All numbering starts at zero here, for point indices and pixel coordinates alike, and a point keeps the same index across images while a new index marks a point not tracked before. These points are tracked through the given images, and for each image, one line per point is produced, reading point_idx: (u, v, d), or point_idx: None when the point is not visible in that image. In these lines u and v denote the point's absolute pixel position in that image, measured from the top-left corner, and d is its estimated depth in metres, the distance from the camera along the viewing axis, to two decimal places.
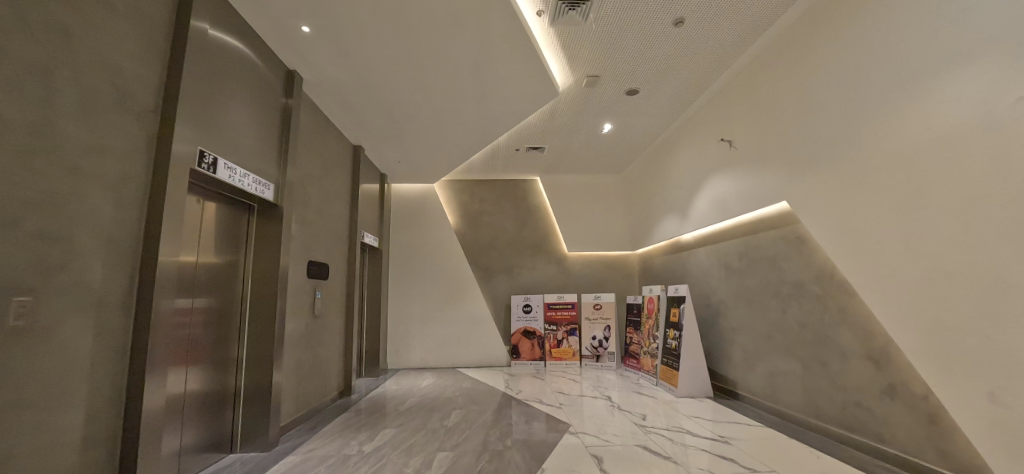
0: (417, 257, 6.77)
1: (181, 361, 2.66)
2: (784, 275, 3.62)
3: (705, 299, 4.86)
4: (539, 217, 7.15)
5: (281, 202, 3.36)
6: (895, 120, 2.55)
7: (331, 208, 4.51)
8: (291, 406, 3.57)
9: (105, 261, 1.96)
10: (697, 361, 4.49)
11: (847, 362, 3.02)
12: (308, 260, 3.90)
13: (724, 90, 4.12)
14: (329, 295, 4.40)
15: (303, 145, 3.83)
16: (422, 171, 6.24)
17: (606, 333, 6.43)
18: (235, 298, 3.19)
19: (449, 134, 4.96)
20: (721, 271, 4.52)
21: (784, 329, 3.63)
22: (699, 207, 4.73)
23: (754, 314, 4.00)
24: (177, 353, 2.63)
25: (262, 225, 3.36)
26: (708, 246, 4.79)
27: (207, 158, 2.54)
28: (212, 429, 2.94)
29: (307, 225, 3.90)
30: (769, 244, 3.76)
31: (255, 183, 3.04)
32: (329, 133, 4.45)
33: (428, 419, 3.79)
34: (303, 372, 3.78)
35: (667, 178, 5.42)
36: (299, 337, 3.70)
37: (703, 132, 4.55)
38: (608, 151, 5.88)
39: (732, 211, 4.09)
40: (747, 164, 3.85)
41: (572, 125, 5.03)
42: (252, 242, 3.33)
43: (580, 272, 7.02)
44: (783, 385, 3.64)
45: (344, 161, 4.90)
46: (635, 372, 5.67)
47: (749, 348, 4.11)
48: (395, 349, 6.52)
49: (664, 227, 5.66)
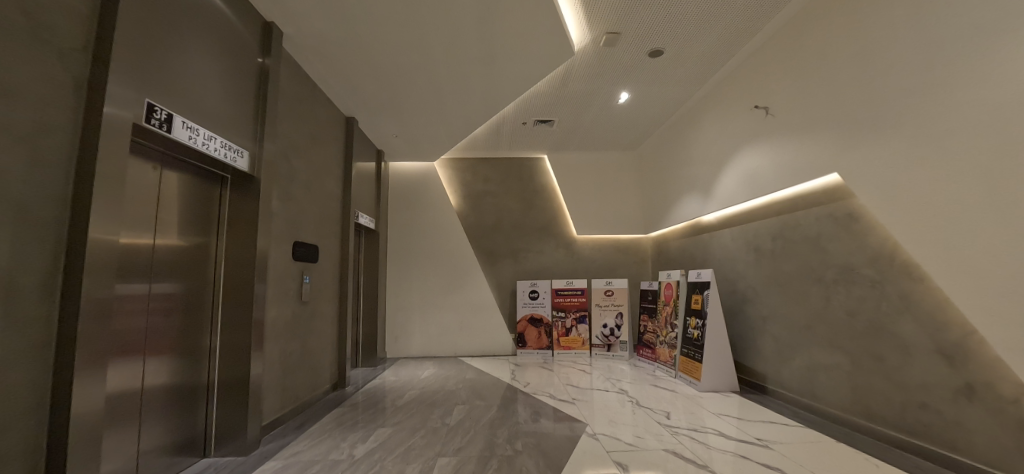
0: (417, 241, 6.39)
1: (135, 352, 2.29)
2: (828, 258, 3.21)
3: (729, 286, 4.45)
4: (546, 198, 6.69)
5: (258, 173, 2.95)
6: (994, 68, 2.11)
7: (321, 185, 4.09)
8: (278, 402, 3.22)
9: (15, 232, 1.55)
10: (722, 352, 4.10)
11: (909, 356, 2.63)
12: (294, 241, 3.50)
13: (762, 50, 3.65)
14: (318, 280, 4.00)
15: (285, 110, 3.38)
16: (421, 146, 5.78)
17: (618, 321, 5.99)
18: (207, 281, 2.80)
19: (450, 103, 4.50)
20: (751, 255, 4.10)
21: (825, 318, 3.23)
22: (725, 184, 4.28)
23: (790, 301, 3.59)
24: (128, 343, 2.25)
25: (236, 199, 2.94)
26: (734, 228, 4.36)
27: (159, 114, 2.12)
28: (180, 429, 2.60)
29: (292, 202, 3.48)
30: (812, 224, 3.34)
31: (223, 149, 2.62)
32: (317, 101, 4.00)
33: (429, 416, 3.43)
34: (289, 365, 3.42)
35: (689, 153, 4.95)
36: (284, 327, 3.33)
37: (733, 100, 4.07)
38: (623, 123, 5.39)
39: (766, 187, 3.65)
40: (788, 132, 3.39)
41: (587, 92, 4.55)
42: (225, 219, 2.92)
43: (589, 256, 6.59)
44: (822, 381, 3.27)
45: (334, 133, 4.45)
46: (650, 363, 5.30)
47: (780, 338, 3.72)
48: (394, 337, 6.18)
49: (683, 207, 5.22)
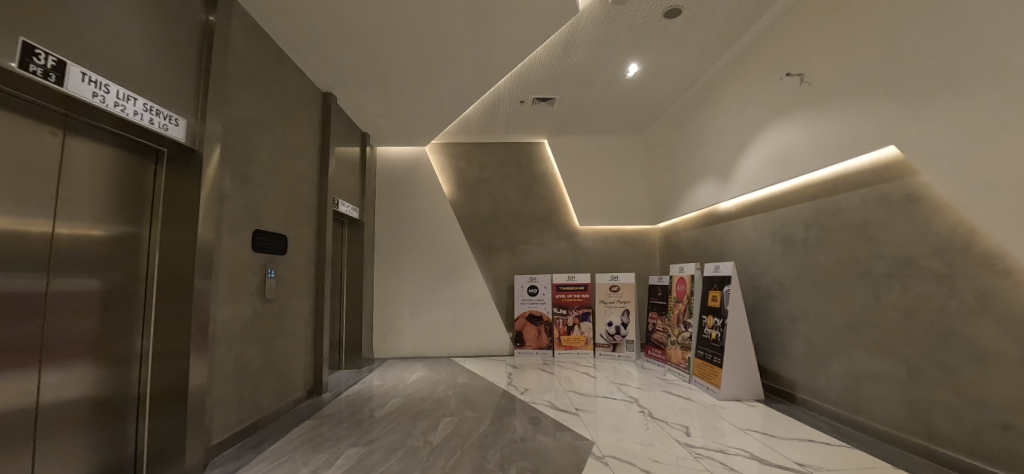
0: (407, 232, 5.92)
1: (17, 360, 1.83)
2: (878, 248, 2.74)
3: (751, 281, 3.98)
4: (546, 186, 6.19)
5: (202, 147, 2.47)
6: None
7: (290, 167, 3.60)
8: (233, 417, 2.76)
9: None
10: (745, 356, 3.62)
11: (986, 367, 2.19)
12: (254, 229, 3.01)
13: (798, 7, 3.14)
14: (288, 275, 3.52)
15: (241, 76, 2.89)
16: (410, 127, 5.29)
17: (624, 319, 5.51)
18: (138, 273, 2.34)
19: (438, 74, 4.02)
20: (777, 246, 3.62)
21: (874, 318, 2.77)
22: (748, 165, 3.80)
23: (826, 297, 3.12)
24: (5, 351, 1.78)
25: (175, 177, 2.46)
26: (757, 216, 3.87)
27: (40, 60, 1.68)
28: (101, 449, 2.16)
29: (252, 184, 3.00)
30: (858, 208, 2.86)
31: (146, 112, 2.14)
32: (285, 71, 3.51)
33: (410, 432, 2.97)
34: (250, 373, 2.96)
35: (705, 133, 4.45)
36: (242, 329, 2.86)
37: (759, 70, 3.57)
38: (631, 102, 4.89)
39: (800, 167, 3.17)
40: (829, 101, 2.90)
41: (591, 63, 4.05)
42: (160, 200, 2.45)
43: (593, 248, 6.12)
44: (869, 392, 2.81)
45: (307, 109, 3.95)
46: (660, 365, 4.83)
47: (814, 340, 3.25)
48: (382, 336, 5.73)
49: (697, 193, 4.73)
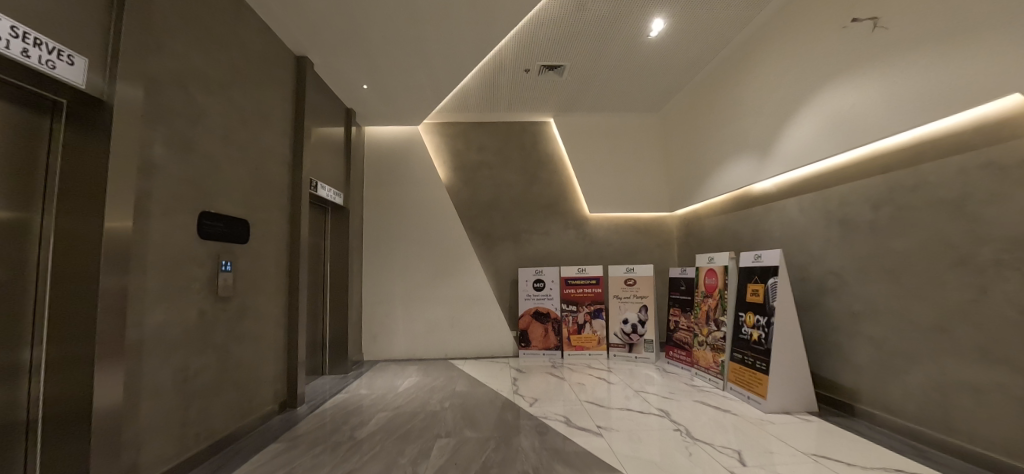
0: (398, 221, 5.33)
1: None
2: (983, 231, 2.17)
3: (797, 272, 3.40)
4: (552, 169, 5.60)
5: (111, 98, 1.89)
6: None
7: (253, 139, 3.00)
8: (173, 446, 2.20)
9: None
10: (795, 362, 3.07)
11: None
12: (202, 212, 2.42)
13: None
14: (251, 268, 2.94)
15: (179, 19, 2.29)
16: (400, 102, 4.68)
17: (641, 316, 4.95)
18: (25, 263, 1.77)
19: (429, 33, 3.41)
20: (834, 231, 3.05)
21: (976, 316, 2.21)
22: (794, 136, 3.21)
23: (902, 291, 2.55)
24: None
25: (78, 139, 1.87)
26: (806, 196, 3.30)
27: None
28: None
29: (198, 155, 2.42)
30: (954, 181, 2.29)
31: (15, 39, 1.56)
32: (243, 22, 2.90)
33: (396, 461, 2.40)
34: (197, 388, 2.39)
35: (740, 103, 3.86)
36: (184, 335, 2.29)
37: (814, 20, 2.99)
38: (652, 69, 4.29)
39: (871, 133, 2.59)
40: (915, 47, 2.33)
41: (612, 17, 3.44)
42: (56, 167, 1.87)
43: (604, 238, 5.54)
44: (970, 409, 2.25)
45: (275, 72, 3.34)
46: (685, 368, 4.29)
47: (883, 343, 2.70)
48: (372, 337, 5.17)
49: (727, 173, 4.14)
